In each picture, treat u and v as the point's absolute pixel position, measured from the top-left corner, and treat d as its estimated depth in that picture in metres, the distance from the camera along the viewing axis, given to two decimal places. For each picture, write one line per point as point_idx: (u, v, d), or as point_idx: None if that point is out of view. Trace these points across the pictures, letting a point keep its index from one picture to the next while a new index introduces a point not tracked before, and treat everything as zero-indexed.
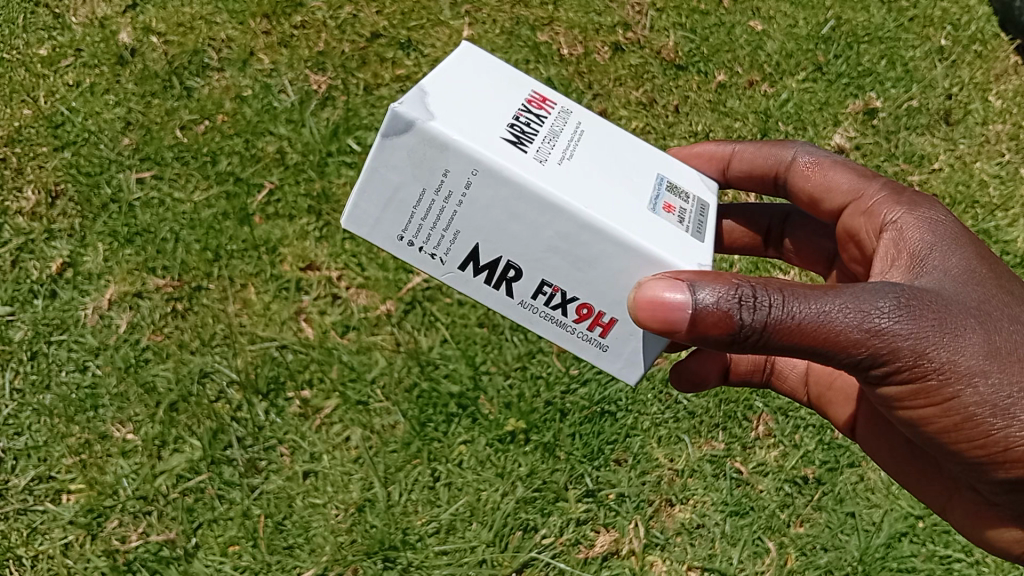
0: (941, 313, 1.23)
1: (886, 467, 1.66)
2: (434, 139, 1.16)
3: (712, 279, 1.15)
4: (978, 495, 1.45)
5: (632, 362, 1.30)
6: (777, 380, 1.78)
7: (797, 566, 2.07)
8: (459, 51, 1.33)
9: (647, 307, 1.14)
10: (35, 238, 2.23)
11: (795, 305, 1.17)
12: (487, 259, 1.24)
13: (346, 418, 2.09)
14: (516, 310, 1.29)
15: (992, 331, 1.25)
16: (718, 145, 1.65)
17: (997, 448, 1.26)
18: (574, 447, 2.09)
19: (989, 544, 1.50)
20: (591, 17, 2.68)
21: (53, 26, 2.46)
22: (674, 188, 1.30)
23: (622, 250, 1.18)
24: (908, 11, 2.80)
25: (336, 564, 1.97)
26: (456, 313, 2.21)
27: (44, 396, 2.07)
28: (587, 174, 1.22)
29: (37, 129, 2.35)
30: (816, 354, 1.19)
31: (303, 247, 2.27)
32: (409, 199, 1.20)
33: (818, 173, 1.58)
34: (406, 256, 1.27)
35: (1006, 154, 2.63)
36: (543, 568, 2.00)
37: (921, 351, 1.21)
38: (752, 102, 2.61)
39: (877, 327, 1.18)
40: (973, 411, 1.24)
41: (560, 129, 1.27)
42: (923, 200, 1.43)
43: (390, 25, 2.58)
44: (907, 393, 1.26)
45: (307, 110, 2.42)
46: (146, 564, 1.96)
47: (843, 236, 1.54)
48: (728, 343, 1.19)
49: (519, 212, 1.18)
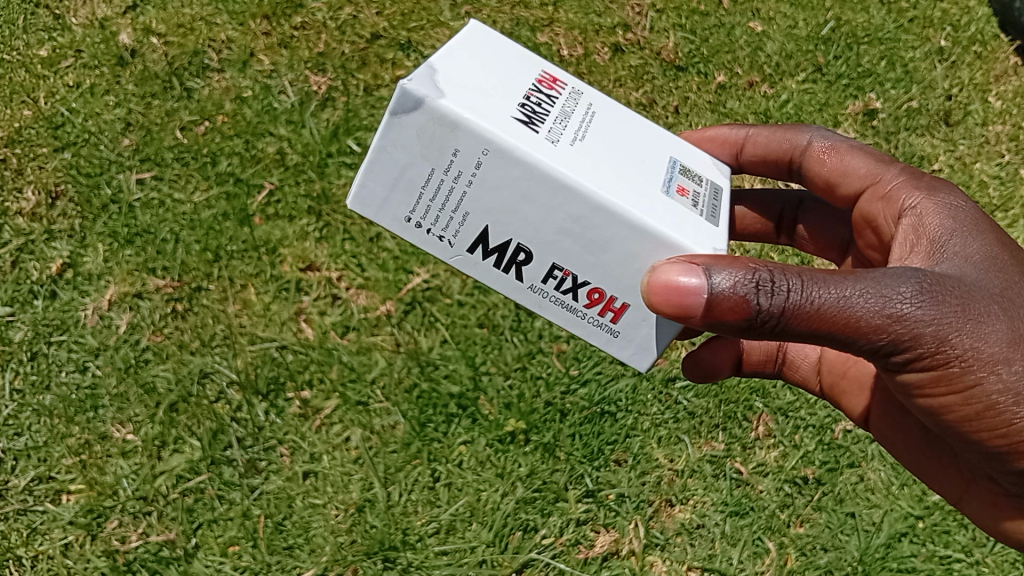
0: (963, 298, 1.23)
1: (898, 458, 1.66)
2: (444, 118, 1.16)
3: (729, 263, 1.15)
4: (996, 486, 1.45)
5: (642, 348, 1.30)
6: (789, 370, 1.77)
7: (797, 566, 2.07)
8: (468, 30, 1.32)
9: (662, 292, 1.14)
10: (35, 238, 2.23)
11: (815, 290, 1.16)
12: (497, 241, 1.24)
13: (346, 418, 2.09)
14: (525, 294, 1.30)
15: (1014, 318, 1.25)
16: (732, 129, 1.68)
17: (1018, 436, 1.26)
18: (574, 447, 2.09)
19: (1005, 535, 1.51)
20: (591, 18, 2.68)
21: (53, 27, 2.46)
22: (687, 171, 1.30)
23: (634, 232, 1.18)
24: (908, 12, 2.80)
25: (336, 564, 1.97)
26: (457, 313, 2.21)
27: (44, 396, 2.07)
28: (598, 155, 1.22)
29: (37, 130, 2.35)
30: (835, 340, 1.19)
31: (303, 247, 2.27)
32: (418, 179, 1.21)
33: (834, 158, 1.58)
34: (414, 237, 1.27)
35: (1006, 155, 2.63)
36: (543, 568, 2.00)
37: (942, 337, 1.20)
38: (752, 103, 2.61)
39: (898, 313, 1.18)
40: (994, 398, 1.24)
41: (571, 110, 1.27)
42: (941, 186, 1.43)
43: (390, 26, 2.59)
44: (927, 380, 1.26)
45: (308, 110, 2.42)
46: (145, 564, 1.96)
47: (860, 222, 1.54)
48: (744, 328, 1.19)
49: (530, 193, 1.18)
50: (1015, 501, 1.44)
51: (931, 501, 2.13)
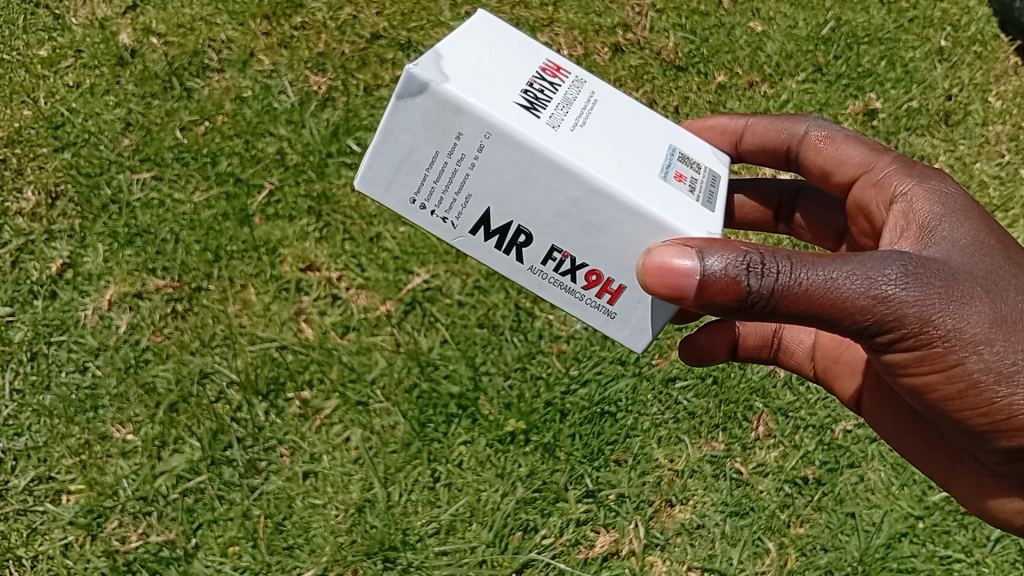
0: (948, 281, 1.23)
1: (888, 441, 1.66)
2: (448, 101, 1.16)
3: (721, 246, 1.14)
4: (981, 467, 1.45)
5: (640, 330, 1.30)
6: (784, 355, 1.78)
7: (797, 566, 2.07)
8: (474, 19, 1.33)
9: (657, 273, 1.14)
10: (35, 238, 2.23)
11: (803, 272, 1.16)
12: (497, 223, 1.24)
13: (346, 418, 2.09)
14: (525, 275, 1.29)
15: (999, 300, 1.25)
16: (730, 119, 1.68)
17: (1001, 416, 1.26)
18: (574, 448, 2.09)
19: (990, 516, 1.51)
20: (591, 18, 2.68)
21: (53, 27, 2.46)
22: (685, 158, 1.30)
23: (634, 216, 1.19)
24: (908, 12, 2.80)
25: (336, 565, 1.97)
26: (457, 313, 2.21)
27: (44, 396, 2.07)
28: (601, 141, 1.22)
29: (37, 130, 2.35)
30: (823, 321, 1.19)
31: (303, 247, 2.27)
32: (422, 161, 1.21)
33: (830, 146, 1.58)
34: (418, 219, 1.27)
35: (1006, 155, 2.63)
36: (544, 568, 2.00)
37: (927, 318, 1.20)
38: (752, 103, 2.61)
39: (884, 294, 1.18)
40: (978, 378, 1.24)
41: (574, 96, 1.27)
42: (933, 173, 1.43)
43: (390, 26, 2.58)
44: (913, 361, 1.26)
45: (308, 110, 2.42)
46: (145, 564, 1.96)
47: (853, 209, 1.54)
48: (735, 310, 1.18)
49: (532, 176, 1.19)
50: (1001, 482, 1.44)
51: (931, 501, 2.13)
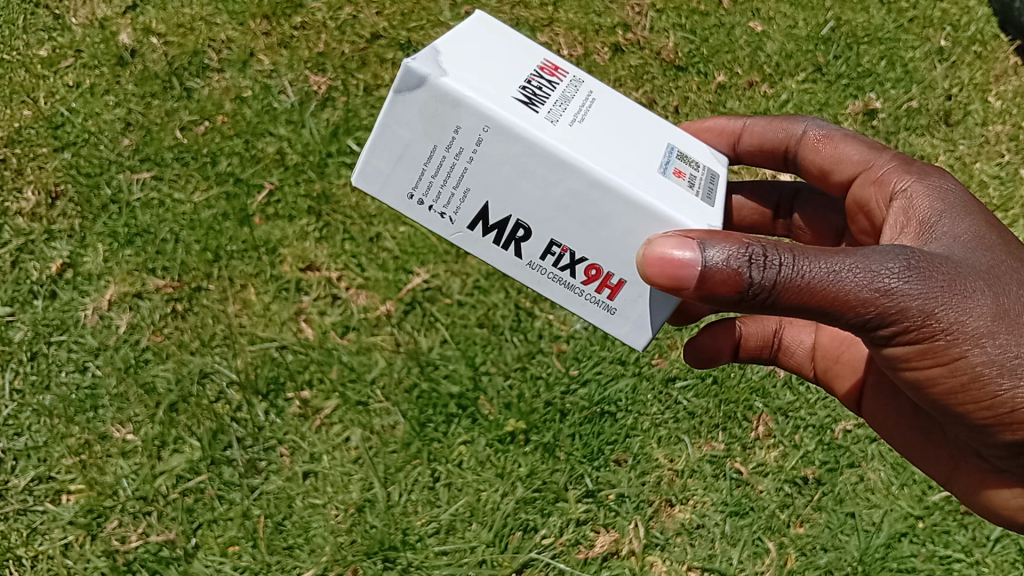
0: (950, 275, 1.23)
1: (889, 439, 1.66)
2: (445, 95, 1.16)
3: (722, 238, 1.15)
4: (983, 462, 1.45)
5: (640, 326, 1.29)
6: (784, 355, 1.78)
7: (797, 566, 2.07)
8: (471, 19, 1.32)
9: (657, 264, 1.14)
10: (35, 238, 2.24)
11: (806, 263, 1.16)
12: (496, 218, 1.24)
13: (346, 418, 2.09)
14: (524, 271, 1.29)
15: (1001, 294, 1.25)
16: (728, 119, 1.68)
17: (1005, 408, 1.26)
18: (574, 447, 2.09)
19: (993, 514, 1.51)
20: (591, 18, 2.68)
21: (53, 27, 2.46)
22: (685, 156, 1.30)
23: (632, 210, 1.19)
24: (908, 12, 2.80)
25: (336, 564, 1.97)
26: (457, 313, 2.21)
27: (44, 396, 2.07)
28: (598, 136, 1.22)
29: (37, 129, 2.36)
30: (825, 315, 1.19)
31: (303, 247, 2.27)
32: (420, 156, 1.21)
33: (829, 145, 1.58)
34: (416, 215, 1.27)
35: (1006, 155, 2.63)
36: (544, 568, 2.00)
37: (929, 310, 1.20)
38: (752, 103, 2.62)
39: (887, 285, 1.18)
40: (980, 370, 1.24)
41: (572, 93, 1.27)
42: (933, 171, 1.43)
43: (390, 26, 2.59)
44: (915, 353, 1.26)
45: (307, 110, 2.43)
46: (145, 564, 1.96)
47: (852, 208, 1.54)
48: (738, 303, 1.18)
49: (529, 170, 1.19)
50: (1004, 478, 1.44)
51: (931, 501, 2.13)
